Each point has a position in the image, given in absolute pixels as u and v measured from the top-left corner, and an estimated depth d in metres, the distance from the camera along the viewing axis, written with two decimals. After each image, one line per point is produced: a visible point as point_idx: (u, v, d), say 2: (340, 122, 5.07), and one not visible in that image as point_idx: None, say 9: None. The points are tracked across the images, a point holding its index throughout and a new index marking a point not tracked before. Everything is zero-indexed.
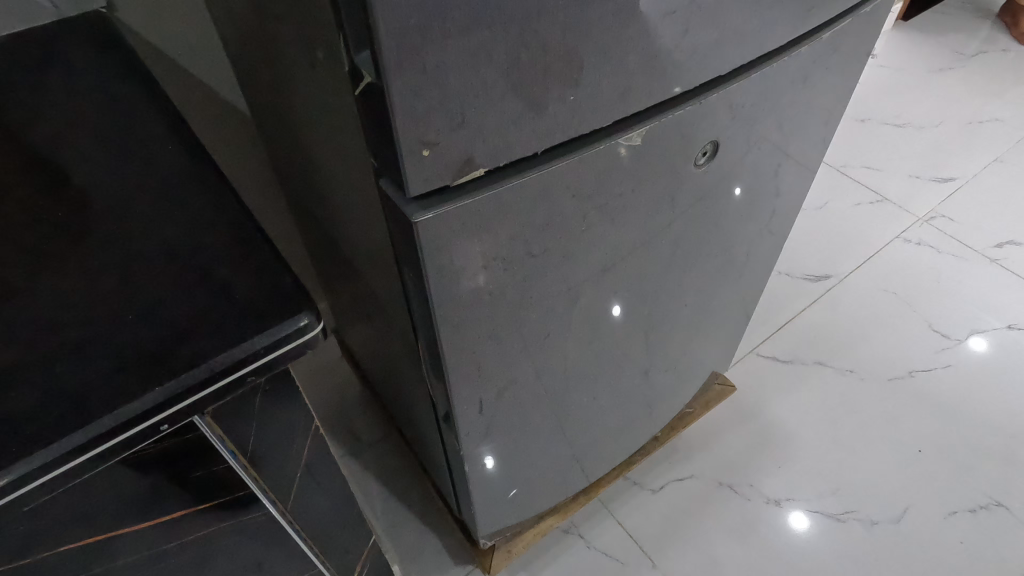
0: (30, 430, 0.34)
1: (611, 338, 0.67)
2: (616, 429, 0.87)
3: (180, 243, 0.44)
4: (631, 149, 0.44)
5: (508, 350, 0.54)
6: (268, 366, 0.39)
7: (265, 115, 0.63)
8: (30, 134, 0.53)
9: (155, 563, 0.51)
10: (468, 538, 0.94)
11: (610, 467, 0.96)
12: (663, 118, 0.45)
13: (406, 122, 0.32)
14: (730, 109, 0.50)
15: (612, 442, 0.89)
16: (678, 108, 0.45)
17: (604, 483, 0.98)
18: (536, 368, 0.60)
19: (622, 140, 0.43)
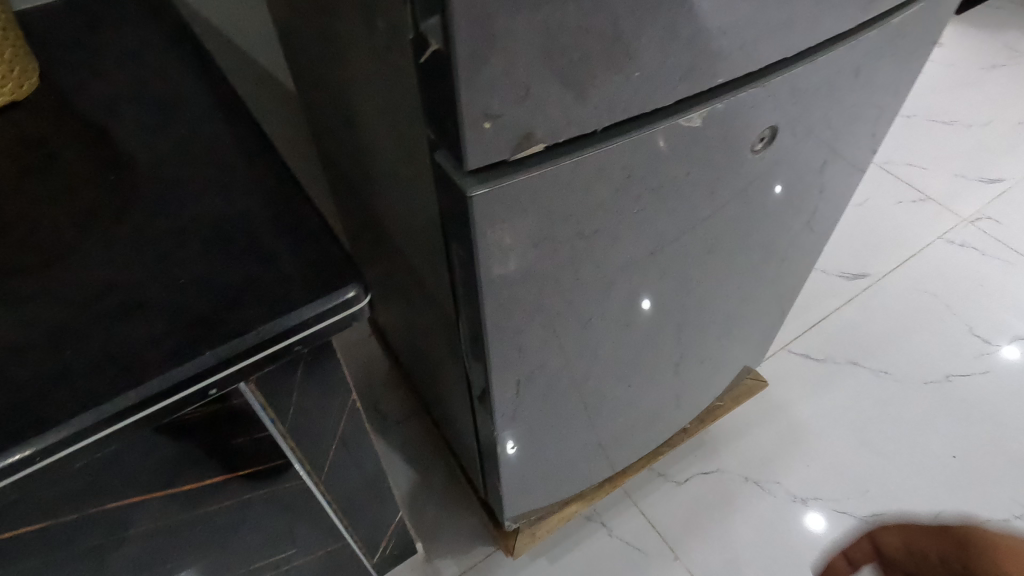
0: (86, 387, 0.35)
1: (646, 328, 0.66)
2: (644, 419, 0.86)
3: (230, 210, 0.44)
4: (689, 131, 0.44)
5: (549, 331, 0.54)
6: (315, 336, 0.39)
7: (313, 91, 0.63)
8: (82, 99, 0.54)
9: (192, 526, 0.52)
10: (492, 520, 0.94)
11: (637, 456, 0.95)
12: (724, 100, 0.44)
13: (470, 93, 0.31)
14: (792, 94, 0.49)
15: (641, 430, 0.89)
16: (739, 90, 0.44)
17: (630, 472, 0.98)
18: (574, 352, 0.60)
19: (680, 122, 0.42)
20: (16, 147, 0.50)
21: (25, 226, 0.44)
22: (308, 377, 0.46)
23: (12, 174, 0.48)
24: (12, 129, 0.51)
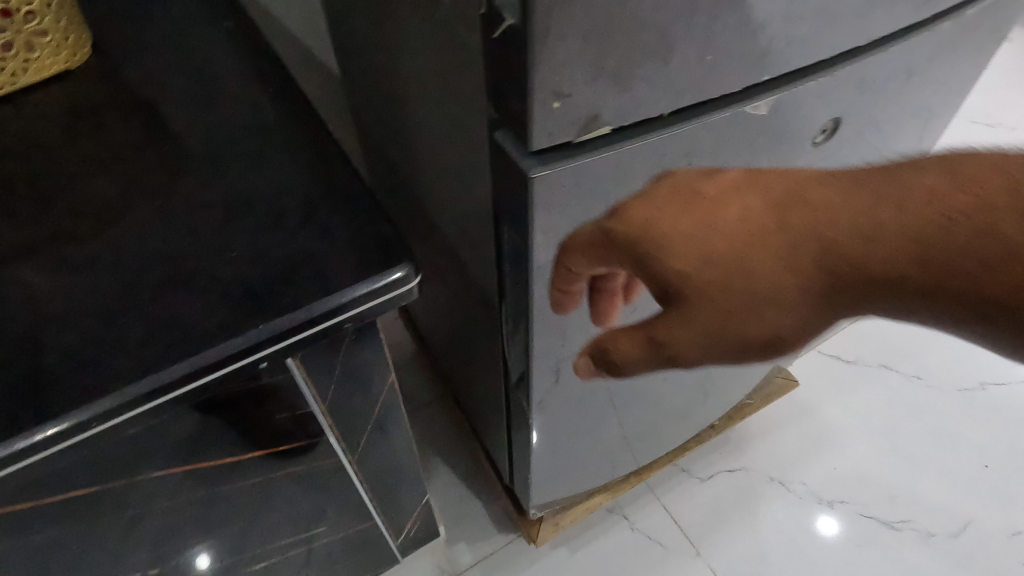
0: (141, 355, 0.35)
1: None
2: (673, 414, 0.86)
3: (280, 185, 0.44)
4: (754, 119, 0.42)
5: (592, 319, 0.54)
6: (363, 314, 0.39)
7: (359, 69, 0.63)
8: (132, 69, 0.54)
9: (227, 500, 0.53)
10: (516, 508, 0.94)
11: (663, 451, 0.94)
12: (791, 88, 0.42)
13: (542, 71, 0.31)
14: (858, 85, 0.47)
15: (670, 424, 0.88)
16: (808, 78, 0.43)
17: (654, 467, 0.98)
18: None
19: (746, 110, 0.41)
20: (68, 116, 0.50)
21: (75, 195, 0.44)
22: (350, 356, 0.46)
23: (62, 143, 0.48)
24: (63, 99, 0.51)
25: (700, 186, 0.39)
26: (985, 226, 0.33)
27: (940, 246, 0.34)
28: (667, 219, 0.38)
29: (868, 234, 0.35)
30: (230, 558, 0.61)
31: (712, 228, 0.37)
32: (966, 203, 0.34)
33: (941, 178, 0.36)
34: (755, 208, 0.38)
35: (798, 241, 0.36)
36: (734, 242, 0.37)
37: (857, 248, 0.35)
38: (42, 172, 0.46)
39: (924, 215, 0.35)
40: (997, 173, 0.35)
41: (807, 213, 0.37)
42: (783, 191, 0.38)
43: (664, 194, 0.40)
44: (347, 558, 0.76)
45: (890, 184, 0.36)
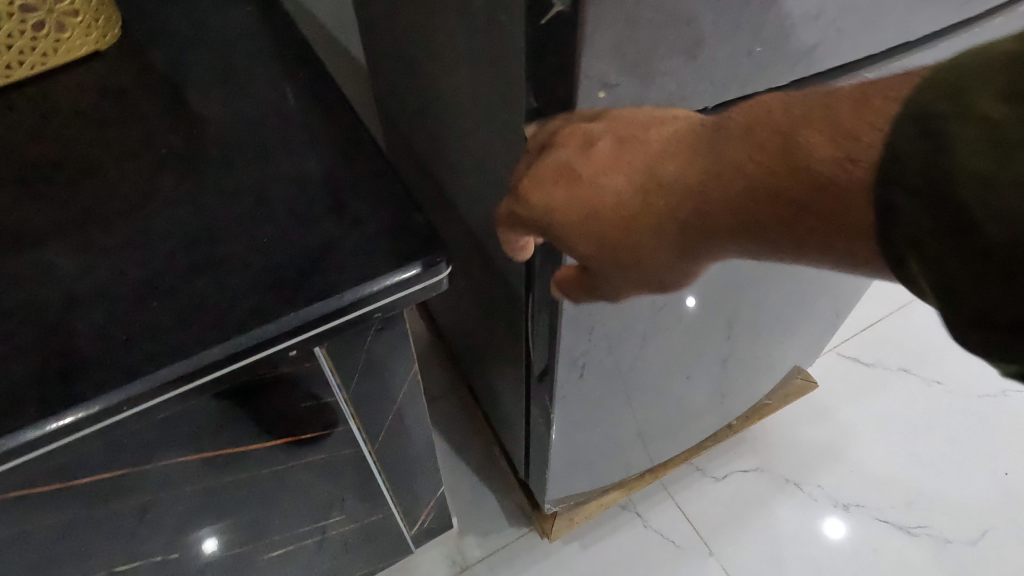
0: (173, 340, 0.35)
1: (695, 324, 0.64)
2: (691, 411, 0.85)
3: (311, 171, 0.43)
4: None
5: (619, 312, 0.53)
6: (394, 304, 0.39)
7: (387, 56, 0.62)
8: (161, 51, 0.53)
9: (248, 487, 0.53)
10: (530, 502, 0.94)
11: (679, 449, 0.94)
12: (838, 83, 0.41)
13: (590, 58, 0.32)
14: None
15: (687, 422, 0.87)
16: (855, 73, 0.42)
17: (670, 465, 0.97)
18: (639, 336, 0.59)
19: None
20: (97, 97, 0.50)
21: (103, 177, 0.44)
22: (377, 346, 0.46)
23: (90, 125, 0.48)
24: (91, 81, 0.51)
25: (574, 156, 0.36)
26: (832, 187, 0.29)
27: (790, 210, 0.31)
28: (552, 207, 0.37)
29: (727, 202, 0.33)
30: (249, 545, 0.61)
31: (591, 215, 0.37)
32: (815, 155, 0.29)
33: (797, 119, 0.30)
34: (627, 181, 0.36)
35: (664, 215, 0.35)
36: (610, 229, 0.37)
37: (718, 218, 0.34)
38: (70, 153, 0.46)
39: (775, 176, 0.31)
40: (849, 107, 0.29)
41: (672, 181, 0.35)
42: (648, 155, 0.35)
43: (545, 168, 0.37)
44: (362, 547, 0.76)
45: (746, 132, 0.32)
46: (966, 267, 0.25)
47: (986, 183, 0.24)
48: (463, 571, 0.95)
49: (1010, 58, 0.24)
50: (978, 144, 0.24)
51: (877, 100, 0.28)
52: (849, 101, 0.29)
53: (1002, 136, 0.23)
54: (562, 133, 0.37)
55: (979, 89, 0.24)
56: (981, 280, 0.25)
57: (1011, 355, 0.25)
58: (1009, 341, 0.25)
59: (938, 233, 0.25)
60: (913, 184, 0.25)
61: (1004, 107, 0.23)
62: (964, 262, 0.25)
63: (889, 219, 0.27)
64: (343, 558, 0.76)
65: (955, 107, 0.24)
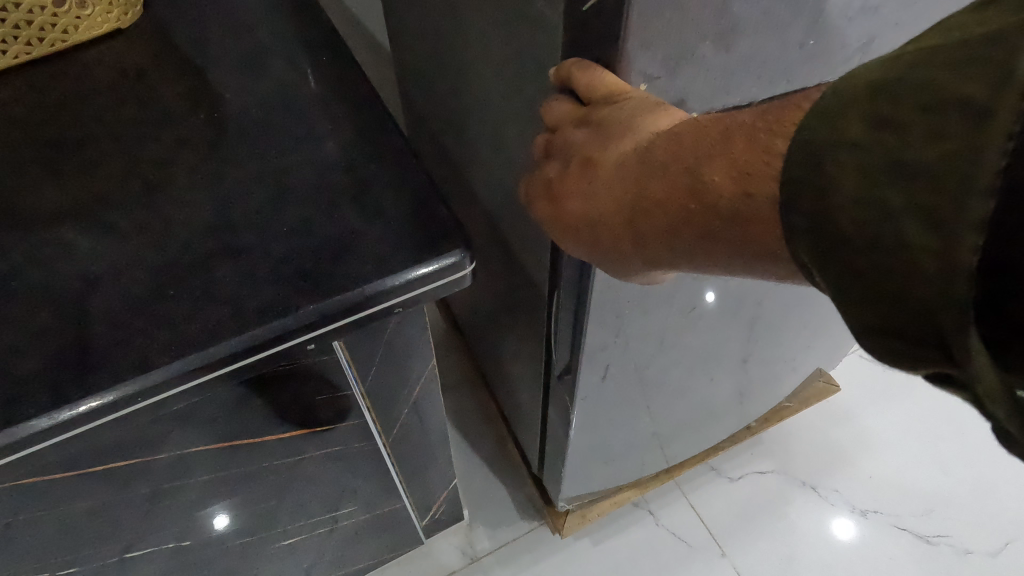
0: (189, 330, 0.34)
1: (717, 323, 0.62)
2: (708, 414, 0.84)
3: (335, 158, 0.42)
4: None
5: (643, 310, 0.52)
6: (416, 300, 0.38)
7: (413, 41, 0.60)
8: (182, 30, 0.52)
9: (261, 476, 0.52)
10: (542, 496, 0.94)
11: (695, 451, 0.93)
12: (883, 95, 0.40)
13: (637, 41, 0.32)
14: None
15: (703, 424, 0.86)
16: None
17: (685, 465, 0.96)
18: (660, 338, 0.58)
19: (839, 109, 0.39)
20: (117, 76, 0.49)
21: (121, 159, 0.43)
22: (394, 339, 0.45)
23: (108, 105, 0.47)
24: (111, 59, 0.50)
25: (559, 172, 0.39)
26: (738, 221, 0.27)
27: (709, 242, 0.29)
28: (543, 218, 0.40)
29: (653, 228, 0.32)
30: (261, 532, 0.60)
31: (565, 228, 0.38)
32: (717, 190, 0.28)
33: (704, 151, 0.29)
34: (581, 199, 0.36)
35: (607, 235, 0.35)
36: (579, 243, 0.38)
37: (651, 242, 0.32)
38: (89, 134, 0.45)
39: (685, 210, 0.30)
40: (746, 140, 0.27)
41: (606, 203, 0.34)
42: (594, 175, 0.36)
43: (540, 181, 0.40)
44: (373, 537, 0.76)
45: (659, 156, 0.31)
46: (855, 291, 0.23)
47: (857, 207, 0.22)
48: (473, 562, 0.95)
49: (895, 75, 0.22)
50: (855, 167, 0.22)
51: (766, 133, 0.26)
52: (746, 130, 0.27)
53: (870, 164, 0.22)
54: (551, 146, 0.39)
55: (855, 105, 0.23)
56: (868, 303, 0.23)
57: (919, 370, 0.23)
58: (916, 355, 0.22)
59: (825, 256, 0.23)
60: (798, 207, 0.24)
61: (872, 129, 0.22)
62: (853, 285, 0.23)
63: (790, 243, 0.25)
64: (354, 547, 0.75)
65: (832, 128, 0.23)
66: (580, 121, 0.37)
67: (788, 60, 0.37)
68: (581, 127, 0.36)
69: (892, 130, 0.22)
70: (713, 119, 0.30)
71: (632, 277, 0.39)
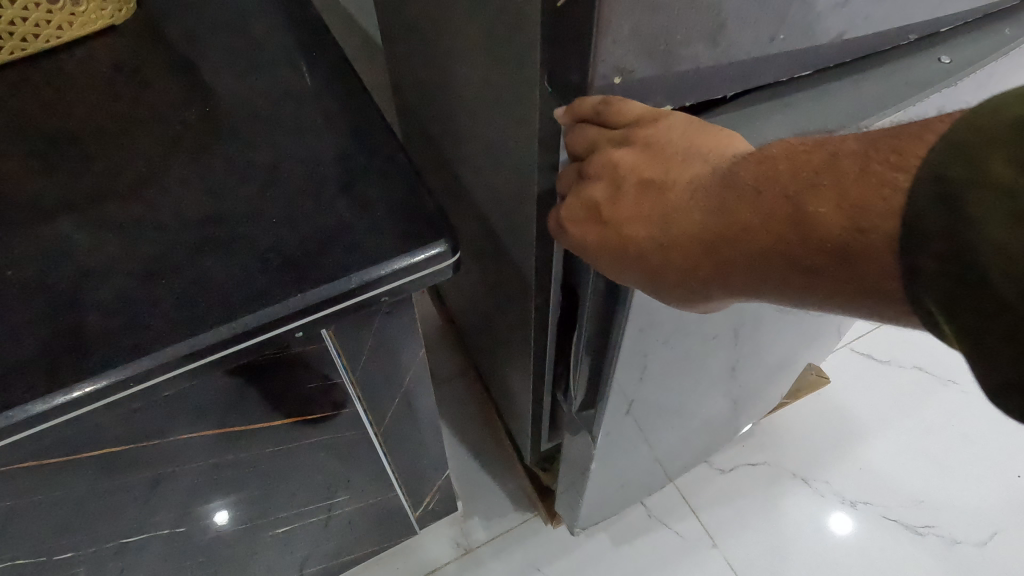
0: (179, 318, 0.35)
1: (721, 335, 0.63)
2: (709, 419, 0.85)
3: (323, 152, 0.43)
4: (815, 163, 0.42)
5: (653, 333, 0.53)
6: (402, 289, 0.39)
7: (402, 37, 0.61)
8: (175, 27, 0.53)
9: (254, 464, 0.53)
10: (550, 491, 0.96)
11: (694, 454, 0.94)
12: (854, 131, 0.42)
13: (611, 37, 0.33)
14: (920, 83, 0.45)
15: (704, 429, 0.87)
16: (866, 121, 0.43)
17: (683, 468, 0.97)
18: (668, 356, 0.59)
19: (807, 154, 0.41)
20: (111, 72, 0.50)
21: (115, 153, 0.44)
22: (383, 330, 0.46)
23: (104, 101, 0.47)
24: (107, 55, 0.51)
25: (605, 194, 0.38)
26: (850, 255, 0.29)
27: (807, 274, 0.31)
28: (585, 242, 0.40)
29: (743, 253, 0.33)
30: (254, 521, 0.61)
31: (617, 251, 0.38)
32: (825, 224, 0.29)
33: (807, 181, 0.30)
34: (644, 222, 0.37)
35: (680, 258, 0.35)
36: (637, 266, 0.38)
37: (741, 272, 0.34)
38: (86, 129, 0.46)
39: (784, 242, 0.31)
40: (860, 171, 0.28)
41: (683, 225, 0.35)
42: (662, 198, 0.36)
43: (574, 203, 0.40)
44: (367, 527, 0.77)
45: (745, 182, 0.32)
46: (984, 318, 0.24)
47: (985, 239, 0.23)
48: (466, 553, 0.96)
49: None
50: (997, 212, 0.23)
51: (881, 166, 0.28)
52: (859, 160, 0.29)
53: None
54: (591, 164, 0.39)
55: (998, 148, 0.24)
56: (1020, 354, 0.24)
57: None
58: None
59: (948, 282, 0.25)
60: (934, 251, 0.25)
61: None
62: (987, 318, 0.24)
63: (918, 285, 0.26)
64: (348, 536, 0.76)
65: (974, 170, 0.24)
66: (618, 141, 0.36)
67: (758, 52, 0.38)
68: (638, 147, 0.37)
69: (996, 159, 0.24)
70: (813, 145, 0.31)
71: (690, 304, 0.39)
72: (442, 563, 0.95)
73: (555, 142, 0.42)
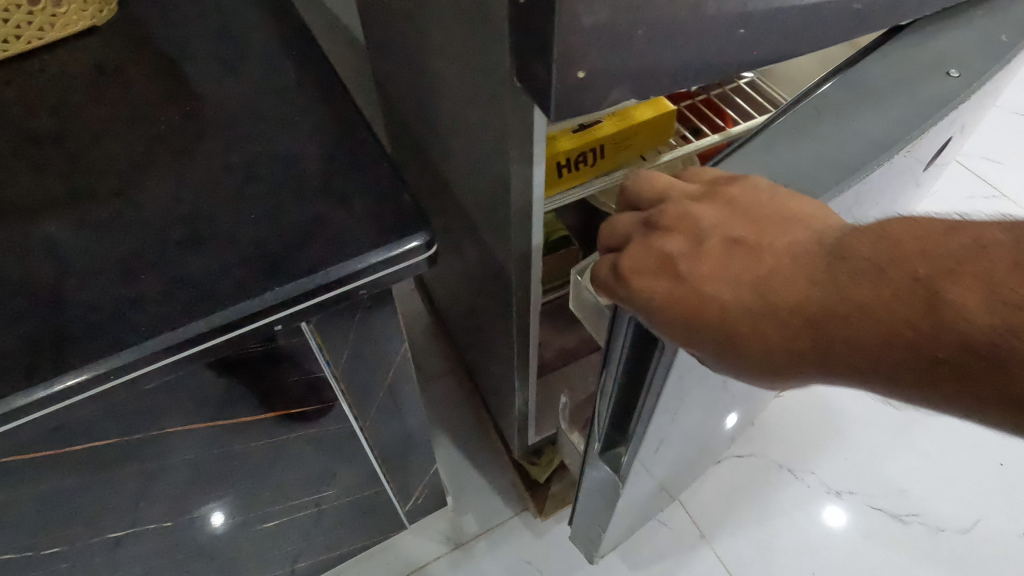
0: (159, 312, 0.36)
1: None
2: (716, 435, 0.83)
3: (301, 148, 0.44)
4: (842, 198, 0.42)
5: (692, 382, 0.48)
6: (378, 283, 0.40)
7: (384, 36, 0.62)
8: (158, 27, 0.54)
9: (239, 458, 0.53)
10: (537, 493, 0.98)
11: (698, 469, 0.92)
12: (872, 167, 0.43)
13: (574, 37, 0.34)
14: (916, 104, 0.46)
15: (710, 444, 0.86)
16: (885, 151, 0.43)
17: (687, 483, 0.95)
18: (702, 396, 0.54)
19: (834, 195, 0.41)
20: (93, 72, 0.50)
21: (97, 153, 0.44)
22: (365, 325, 0.47)
23: (86, 102, 0.48)
24: (89, 56, 0.51)
25: (683, 248, 0.37)
26: (991, 353, 0.29)
27: (928, 365, 0.31)
28: (653, 296, 0.37)
29: (854, 332, 0.32)
30: (242, 515, 0.62)
31: (692, 312, 0.36)
32: (971, 316, 0.29)
33: (948, 270, 0.31)
34: (732, 283, 0.36)
35: (772, 325, 0.34)
36: (713, 333, 0.36)
37: (846, 353, 0.33)
38: (69, 130, 0.46)
39: (912, 329, 0.31)
40: (1009, 269, 0.30)
41: (780, 291, 0.34)
42: (756, 260, 0.36)
43: (645, 253, 0.39)
44: (357, 521, 0.77)
45: (859, 256, 0.33)
46: None
47: None
48: (457, 547, 0.97)
49: None
50: None
51: None
52: (1008, 257, 0.30)
53: None
54: (668, 215, 0.39)
55: None
56: None
57: None
58: None
59: None
60: None
61: None
62: None
63: None
64: (338, 531, 0.77)
65: None
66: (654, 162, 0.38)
67: (719, 41, 0.39)
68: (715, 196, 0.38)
69: None
70: (938, 232, 0.33)
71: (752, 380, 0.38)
72: (433, 557, 0.96)
73: (528, 135, 0.42)
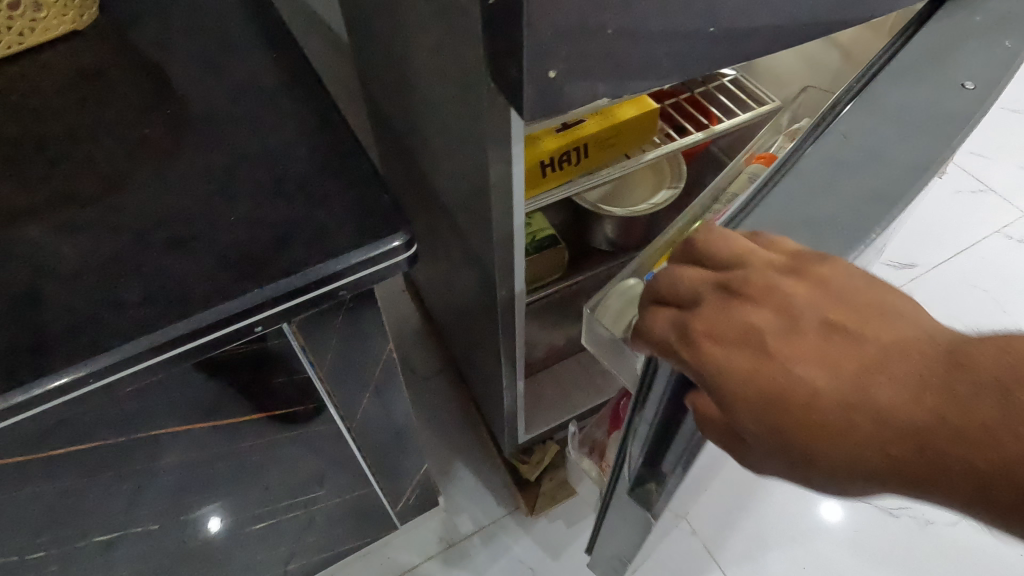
0: (139, 314, 0.36)
1: None
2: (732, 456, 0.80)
3: (280, 150, 0.44)
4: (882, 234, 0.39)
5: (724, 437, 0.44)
6: (360, 283, 0.40)
7: (366, 37, 0.62)
8: (138, 30, 0.54)
9: (226, 460, 0.53)
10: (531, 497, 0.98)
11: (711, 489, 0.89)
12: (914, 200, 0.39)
13: (545, 37, 0.34)
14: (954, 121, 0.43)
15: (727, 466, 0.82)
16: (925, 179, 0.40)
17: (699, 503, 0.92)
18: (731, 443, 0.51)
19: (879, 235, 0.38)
20: (73, 77, 0.50)
21: (78, 157, 0.44)
22: (348, 326, 0.47)
23: (68, 107, 0.48)
24: (69, 60, 0.51)
25: (771, 324, 0.31)
26: None
27: None
28: (731, 373, 0.30)
29: (984, 458, 0.25)
30: (231, 518, 0.62)
31: (772, 395, 0.29)
32: None
33: None
34: (831, 372, 0.29)
35: (870, 432, 0.28)
36: (793, 431, 0.29)
37: (963, 483, 0.26)
38: (51, 135, 0.46)
39: None
40: None
41: (892, 392, 0.28)
42: (864, 351, 0.29)
43: (723, 319, 0.31)
44: (348, 521, 0.77)
45: (986, 369, 0.27)
46: None
47: None
48: (450, 547, 0.97)
49: None
50: None
51: None
52: None
53: None
54: (753, 284, 0.32)
55: None
56: None
57: None
58: None
59: None
60: None
61: None
62: None
63: None
64: (329, 532, 0.77)
65: None
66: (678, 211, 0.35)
67: (691, 39, 0.39)
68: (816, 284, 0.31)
69: None
70: None
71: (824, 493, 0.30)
72: (426, 557, 0.96)
73: (505, 135, 0.42)
